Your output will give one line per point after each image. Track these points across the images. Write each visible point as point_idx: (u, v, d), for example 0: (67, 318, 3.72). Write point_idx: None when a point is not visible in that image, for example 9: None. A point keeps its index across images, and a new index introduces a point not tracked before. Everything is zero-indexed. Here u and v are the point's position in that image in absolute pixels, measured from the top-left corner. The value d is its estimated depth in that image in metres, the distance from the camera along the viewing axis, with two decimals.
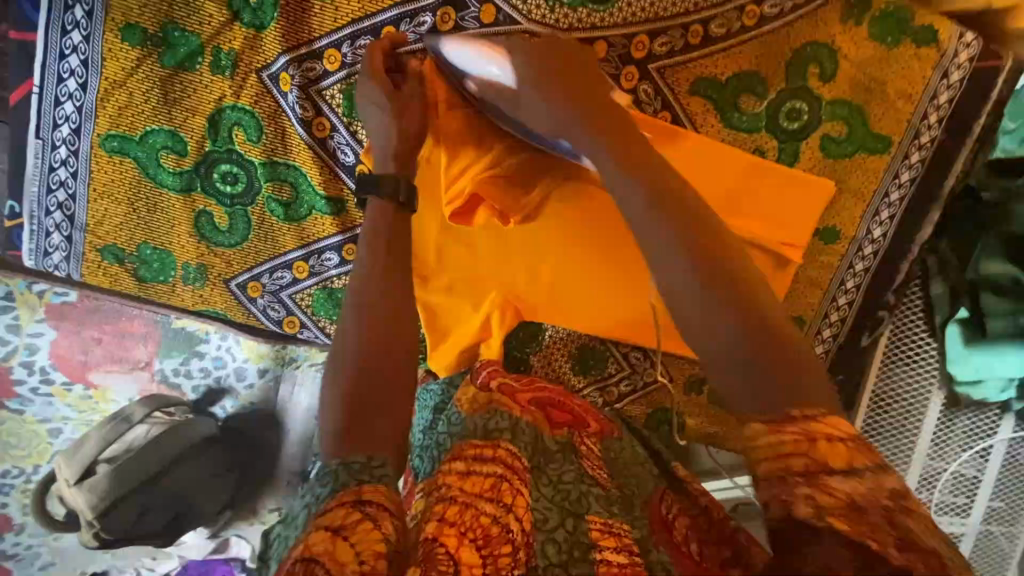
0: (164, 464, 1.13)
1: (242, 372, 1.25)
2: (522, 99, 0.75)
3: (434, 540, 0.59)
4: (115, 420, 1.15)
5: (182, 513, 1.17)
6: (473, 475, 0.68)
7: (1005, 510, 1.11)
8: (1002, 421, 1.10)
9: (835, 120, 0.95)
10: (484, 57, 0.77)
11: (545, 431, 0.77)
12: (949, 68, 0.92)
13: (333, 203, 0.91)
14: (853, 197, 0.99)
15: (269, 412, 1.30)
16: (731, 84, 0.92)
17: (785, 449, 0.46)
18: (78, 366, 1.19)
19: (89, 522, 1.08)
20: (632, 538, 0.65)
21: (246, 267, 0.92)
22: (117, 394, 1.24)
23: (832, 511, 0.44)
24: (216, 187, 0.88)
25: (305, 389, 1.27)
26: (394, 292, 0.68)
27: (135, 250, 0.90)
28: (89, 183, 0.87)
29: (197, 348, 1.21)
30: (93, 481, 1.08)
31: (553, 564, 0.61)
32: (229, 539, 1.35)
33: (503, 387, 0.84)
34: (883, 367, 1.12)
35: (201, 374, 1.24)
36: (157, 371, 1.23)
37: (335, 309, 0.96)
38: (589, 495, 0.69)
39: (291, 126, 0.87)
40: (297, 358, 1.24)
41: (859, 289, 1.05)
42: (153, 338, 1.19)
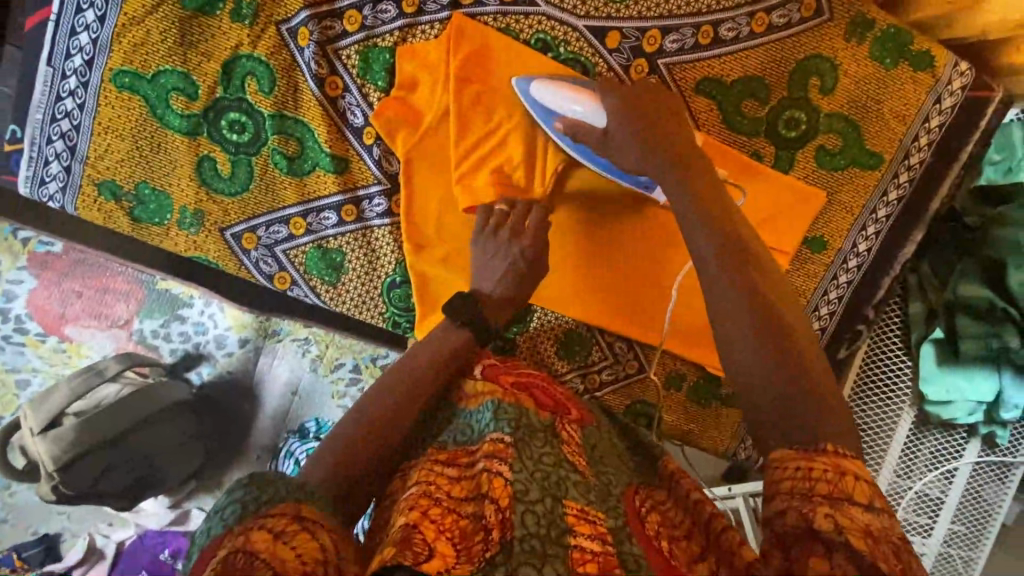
0: (137, 422, 1.07)
1: (223, 339, 1.22)
2: (612, 138, 0.81)
3: (413, 526, 0.57)
4: (87, 373, 1.07)
5: (146, 476, 1.11)
6: (463, 481, 0.66)
7: (965, 534, 1.13)
8: (968, 445, 1.13)
9: (831, 133, 0.98)
10: (571, 98, 0.84)
11: (530, 409, 0.75)
12: (942, 94, 0.97)
13: (338, 162, 0.92)
14: (842, 211, 1.03)
15: (247, 383, 1.26)
16: (737, 87, 0.95)
17: (813, 474, 0.53)
18: (55, 317, 1.16)
19: (48, 474, 0.98)
20: (607, 527, 0.64)
21: (244, 217, 0.92)
22: (92, 349, 1.19)
23: (851, 530, 0.49)
24: (221, 134, 0.89)
25: (285, 363, 1.25)
26: (428, 381, 0.79)
27: (133, 188, 0.90)
28: (95, 116, 0.87)
29: (180, 312, 1.19)
30: (58, 433, 0.98)
31: (530, 534, 0.60)
32: (190, 511, 1.30)
33: (488, 372, 0.80)
34: (859, 378, 1.15)
35: (180, 339, 1.21)
36: (135, 331, 1.19)
37: (327, 269, 0.96)
38: (567, 481, 0.68)
39: (303, 80, 0.89)
40: (280, 331, 1.23)
41: (840, 301, 1.07)
42: (136, 296, 1.17)
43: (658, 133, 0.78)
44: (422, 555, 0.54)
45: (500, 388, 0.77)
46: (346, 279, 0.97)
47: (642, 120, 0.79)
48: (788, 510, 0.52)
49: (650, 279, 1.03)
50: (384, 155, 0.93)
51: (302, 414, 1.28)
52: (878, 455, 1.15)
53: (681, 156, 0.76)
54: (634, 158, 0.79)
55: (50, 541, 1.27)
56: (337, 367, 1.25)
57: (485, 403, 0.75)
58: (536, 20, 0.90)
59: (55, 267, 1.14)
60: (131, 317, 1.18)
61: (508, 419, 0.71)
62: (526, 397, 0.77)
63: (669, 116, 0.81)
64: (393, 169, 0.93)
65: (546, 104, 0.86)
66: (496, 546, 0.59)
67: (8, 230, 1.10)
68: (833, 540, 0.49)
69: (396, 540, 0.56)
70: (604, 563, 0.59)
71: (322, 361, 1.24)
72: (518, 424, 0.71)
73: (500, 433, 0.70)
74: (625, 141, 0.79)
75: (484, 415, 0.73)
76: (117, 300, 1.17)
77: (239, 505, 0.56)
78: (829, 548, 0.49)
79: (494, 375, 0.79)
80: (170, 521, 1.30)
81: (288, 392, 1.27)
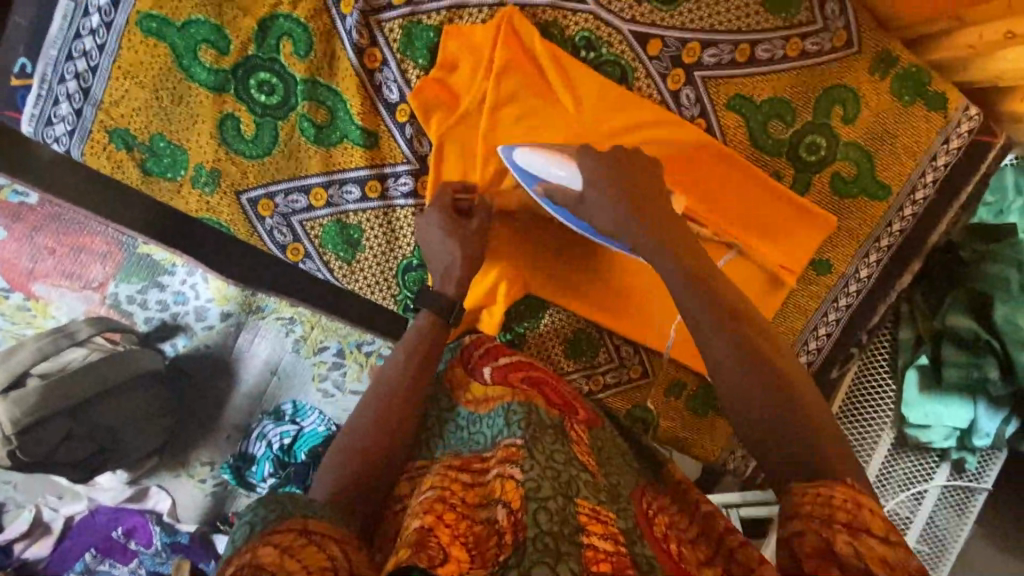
0: (99, 391, 0.97)
1: (203, 312, 1.06)
2: (587, 202, 0.82)
3: (428, 530, 0.56)
4: (55, 334, 0.98)
5: (109, 449, 1.02)
6: (476, 488, 0.65)
7: (927, 553, 1.19)
8: (939, 468, 1.18)
9: (848, 161, 1.02)
10: (551, 160, 0.84)
11: (540, 406, 0.74)
12: (951, 135, 1.01)
13: (367, 136, 0.91)
14: (849, 236, 1.06)
15: (222, 360, 1.10)
16: (764, 107, 0.98)
17: (833, 502, 0.54)
18: (22, 274, 0.97)
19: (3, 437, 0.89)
20: (619, 528, 0.61)
21: (262, 182, 0.92)
22: (59, 310, 1.00)
23: (872, 556, 0.50)
24: (249, 93, 0.88)
25: (266, 342, 1.10)
26: (411, 390, 0.77)
27: (148, 140, 0.89)
28: (114, 60, 0.85)
29: (159, 279, 1.01)
30: (21, 395, 0.90)
31: (544, 532, 0.56)
32: (149, 488, 1.15)
33: (497, 376, 0.80)
34: (841, 412, 1.19)
35: (157, 307, 1.04)
36: (109, 295, 1.01)
37: (343, 245, 0.96)
38: (578, 480, 0.64)
39: (343, 49, 0.87)
40: (265, 308, 1.07)
41: (837, 324, 1.11)
42: (114, 259, 0.98)
43: (628, 190, 0.79)
44: (436, 559, 0.53)
45: (511, 388, 0.77)
46: (361, 257, 0.96)
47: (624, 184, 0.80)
48: (806, 532, 0.54)
49: (646, 282, 1.03)
50: (416, 134, 0.92)
51: (278, 396, 1.14)
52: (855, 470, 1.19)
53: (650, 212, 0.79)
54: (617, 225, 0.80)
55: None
56: (320, 350, 1.11)
57: (497, 409, 0.74)
58: (582, 17, 0.90)
59: (28, 219, 0.93)
60: (108, 279, 0.99)
61: (518, 421, 0.70)
62: (534, 393, 0.76)
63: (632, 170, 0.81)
64: (422, 150, 0.92)
65: (530, 169, 0.86)
66: (509, 549, 0.55)
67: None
68: (849, 562, 0.50)
69: (411, 543, 0.54)
70: (618, 561, 0.56)
71: (305, 341, 1.10)
72: (527, 422, 0.70)
73: (512, 438, 0.69)
74: (602, 204, 0.80)
75: (496, 421, 0.73)
76: (92, 261, 0.98)
77: (251, 523, 0.56)
78: (844, 569, 0.50)
79: (503, 377, 0.79)
80: (125, 498, 1.14)
81: (268, 370, 1.13)
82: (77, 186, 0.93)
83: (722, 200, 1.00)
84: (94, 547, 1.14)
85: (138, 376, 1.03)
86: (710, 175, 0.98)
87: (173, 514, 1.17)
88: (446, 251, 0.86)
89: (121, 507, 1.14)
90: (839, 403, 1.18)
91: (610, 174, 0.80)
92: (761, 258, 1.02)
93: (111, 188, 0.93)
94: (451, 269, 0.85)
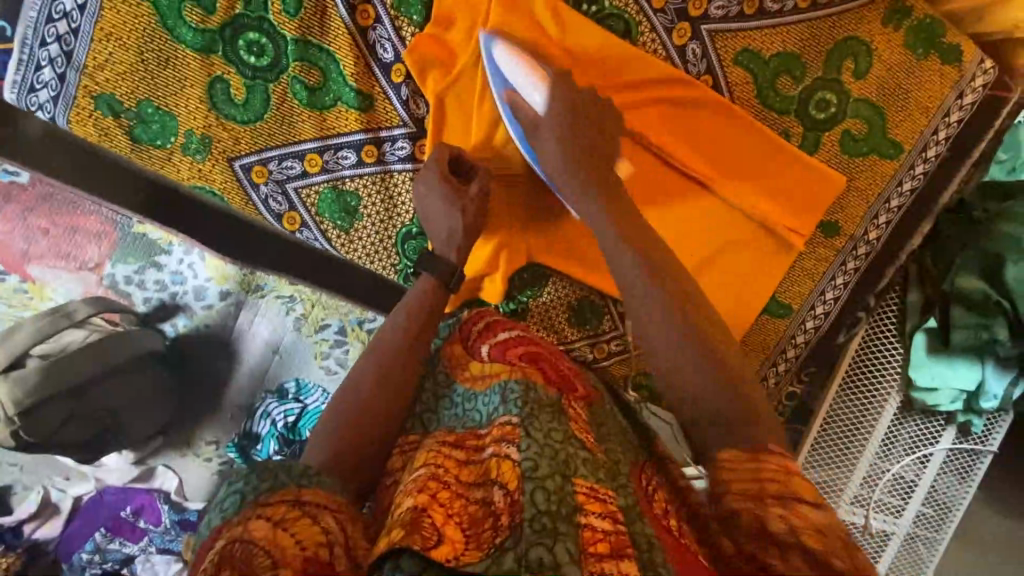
0: (101, 370, 1.01)
1: (202, 291, 1.09)
2: (540, 128, 0.82)
3: (421, 510, 0.54)
4: (53, 315, 1.02)
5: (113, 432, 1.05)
6: (471, 466, 0.63)
7: (931, 516, 1.19)
8: (944, 432, 1.17)
9: (858, 118, 0.99)
10: (529, 78, 0.82)
11: (539, 384, 0.71)
12: (965, 90, 0.98)
13: (362, 98, 0.88)
14: (858, 197, 1.03)
15: (222, 339, 1.12)
16: (773, 63, 0.95)
17: (762, 474, 0.57)
18: (17, 255, 1.01)
19: (8, 417, 0.94)
20: (618, 506, 0.59)
21: (256, 148, 0.89)
22: (57, 292, 1.05)
23: (805, 530, 0.52)
24: (238, 55, 0.84)
25: (266, 320, 1.12)
26: (410, 356, 0.76)
27: (135, 106, 0.86)
28: (97, 20, 0.81)
29: (157, 259, 1.06)
30: (22, 374, 0.95)
31: (541, 513, 0.53)
32: (155, 468, 1.14)
33: (495, 353, 0.79)
34: (830, 412, 1.18)
35: (155, 287, 1.08)
36: (106, 275, 1.05)
37: (341, 213, 0.93)
38: (575, 458, 0.61)
39: (333, 6, 0.83)
40: (265, 286, 1.11)
41: (845, 287, 1.09)
42: (110, 238, 1.04)
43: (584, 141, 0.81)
44: (431, 540, 0.52)
45: (509, 366, 0.75)
46: (360, 225, 0.94)
47: (585, 128, 0.81)
48: (743, 511, 0.55)
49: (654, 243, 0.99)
50: (412, 96, 0.89)
51: (279, 375, 1.14)
52: (854, 458, 1.17)
53: (589, 162, 0.80)
54: (550, 155, 0.81)
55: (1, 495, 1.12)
56: (322, 328, 1.13)
57: (493, 388, 0.73)
58: None
59: (20, 199, 1.00)
60: (104, 260, 1.04)
61: (516, 399, 0.68)
62: (531, 369, 0.74)
63: (600, 136, 0.82)
64: (419, 113, 0.90)
65: (504, 72, 0.83)
66: (506, 530, 0.53)
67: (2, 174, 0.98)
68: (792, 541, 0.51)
69: (405, 522, 0.53)
70: (616, 542, 0.54)
71: (306, 319, 1.13)
72: (525, 400, 0.67)
73: (507, 416, 0.66)
74: (553, 141, 0.81)
75: (492, 399, 0.71)
76: (87, 241, 1.03)
77: (240, 492, 0.55)
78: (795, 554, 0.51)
79: (502, 355, 0.77)
80: (132, 478, 1.14)
81: (269, 350, 1.14)
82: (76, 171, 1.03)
83: (725, 159, 0.97)
84: (104, 526, 1.14)
85: (135, 357, 1.05)
86: (724, 136, 0.95)
87: (180, 494, 1.16)
88: (444, 215, 0.85)
89: (128, 487, 1.14)
90: (835, 392, 1.17)
91: (576, 120, 0.81)
92: (766, 220, 1.00)
93: (113, 171, 1.04)
94: (454, 233, 0.84)
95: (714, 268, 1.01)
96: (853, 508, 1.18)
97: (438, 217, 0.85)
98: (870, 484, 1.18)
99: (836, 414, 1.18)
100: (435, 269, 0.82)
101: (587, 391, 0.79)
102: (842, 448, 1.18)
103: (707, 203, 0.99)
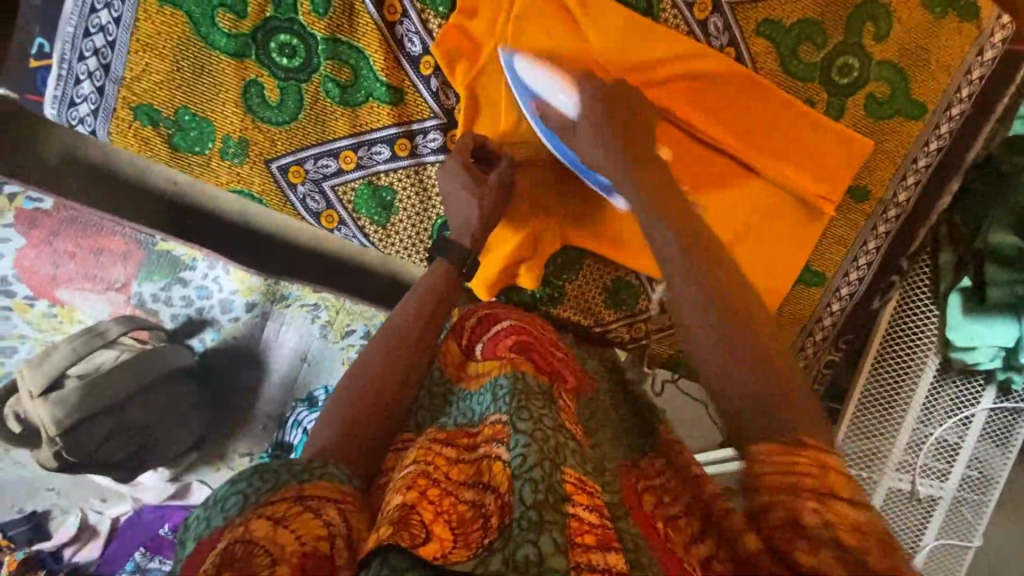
0: (133, 389, 1.05)
1: (228, 304, 1.12)
2: (579, 132, 0.81)
3: (410, 507, 0.52)
4: (86, 335, 1.05)
5: (148, 448, 1.08)
6: (461, 465, 0.62)
7: (977, 478, 1.16)
8: (984, 392, 1.15)
9: (881, 81, 0.99)
10: (555, 84, 0.83)
11: (528, 373, 0.69)
12: (984, 46, 0.99)
13: (393, 92, 0.89)
14: (886, 159, 1.04)
15: (248, 350, 1.14)
16: (794, 31, 0.96)
17: (798, 468, 0.51)
18: (45, 280, 1.01)
19: (51, 438, 1.02)
20: (604, 500, 0.58)
21: (291, 148, 0.90)
22: (86, 314, 1.05)
23: (839, 524, 0.48)
24: (270, 56, 0.86)
25: (293, 330, 1.16)
26: (419, 344, 0.75)
27: (173, 114, 0.87)
28: (133, 33, 0.83)
29: (181, 275, 1.08)
30: (62, 395, 1.01)
31: (529, 509, 0.52)
32: (191, 484, 1.18)
33: (487, 352, 0.77)
34: (866, 386, 1.17)
35: (182, 304, 1.09)
36: (133, 295, 1.06)
37: (377, 208, 0.94)
38: (565, 448, 0.59)
39: (361, 3, 0.85)
40: (288, 296, 1.15)
41: (878, 251, 1.09)
42: (134, 258, 1.05)
43: (618, 126, 0.79)
44: (419, 538, 0.50)
45: (498, 362, 0.73)
46: (397, 219, 0.95)
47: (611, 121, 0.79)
48: (775, 505, 0.51)
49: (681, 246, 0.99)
50: (442, 88, 0.90)
51: (309, 382, 1.19)
52: (894, 425, 1.16)
53: (634, 152, 0.77)
54: (594, 151, 0.80)
55: (39, 518, 1.12)
56: (348, 333, 1.19)
57: (486, 385, 0.71)
58: None
59: (45, 224, 1.00)
60: (130, 279, 1.05)
61: (505, 395, 0.66)
62: (521, 360, 0.72)
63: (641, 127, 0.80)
64: (449, 103, 0.91)
65: (527, 81, 0.84)
66: (495, 532, 0.52)
67: None
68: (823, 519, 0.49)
69: (393, 519, 0.50)
70: (603, 536, 0.53)
71: (332, 327, 1.18)
72: (514, 393, 0.65)
73: (500, 414, 0.65)
74: (591, 140, 0.80)
75: (485, 398, 0.70)
76: (113, 261, 1.04)
77: (243, 494, 0.53)
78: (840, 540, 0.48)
79: (492, 351, 0.76)
80: (169, 495, 1.17)
81: (297, 358, 1.18)
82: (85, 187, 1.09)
83: (752, 131, 0.97)
84: (143, 545, 1.16)
85: (167, 373, 1.08)
86: (750, 107, 0.96)
87: None
88: (464, 202, 0.86)
89: (165, 504, 1.17)
90: (874, 354, 1.16)
91: (607, 109, 0.80)
92: (797, 187, 0.99)
93: (125, 186, 1.10)
94: (470, 220, 0.85)
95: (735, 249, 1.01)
96: (898, 475, 1.16)
97: (457, 202, 0.86)
98: (914, 449, 1.16)
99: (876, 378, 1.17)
100: (448, 255, 0.82)
101: (578, 383, 0.77)
102: (884, 413, 1.17)
103: (738, 175, 0.99)
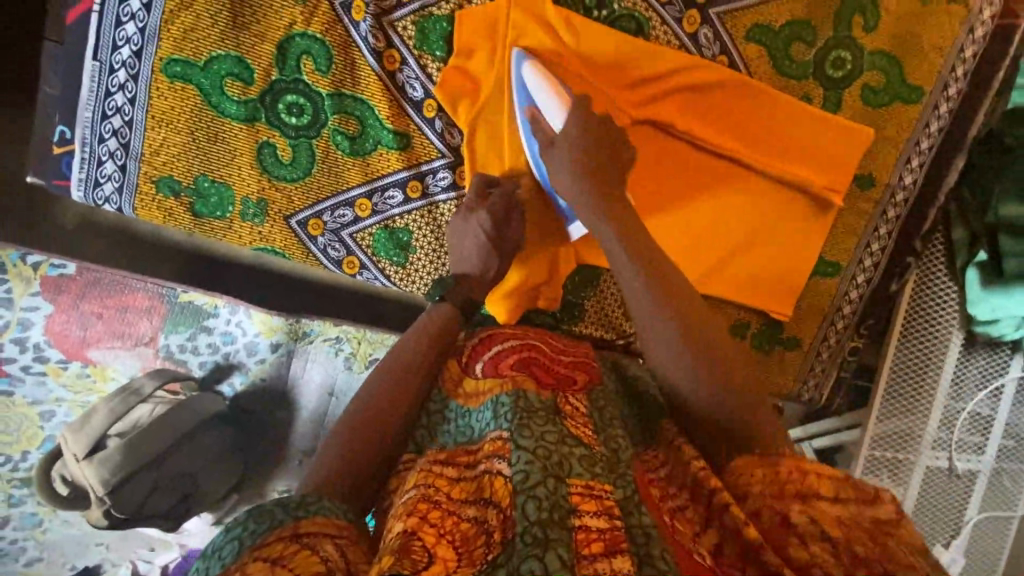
0: (171, 441, 1.04)
1: (254, 347, 1.15)
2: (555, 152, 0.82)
3: (412, 533, 0.51)
4: (122, 393, 1.06)
5: (192, 496, 1.08)
6: (463, 483, 0.61)
7: (1014, 447, 1.15)
8: (1012, 361, 1.14)
9: (875, 70, 1.00)
10: (547, 88, 0.84)
11: (530, 390, 0.68)
12: (975, 24, 1.00)
13: (400, 137, 0.91)
14: (888, 145, 1.04)
15: (281, 390, 1.17)
16: (784, 32, 0.97)
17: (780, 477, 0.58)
18: (76, 343, 1.07)
19: (99, 497, 0.98)
20: (614, 500, 0.57)
21: (308, 203, 0.93)
22: (117, 372, 1.10)
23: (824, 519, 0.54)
24: (280, 117, 0.89)
25: (318, 365, 1.17)
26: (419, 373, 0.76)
27: (192, 181, 0.90)
28: (148, 110, 0.87)
29: (205, 323, 1.12)
30: (105, 455, 0.98)
31: (533, 524, 0.51)
32: None
33: (488, 370, 0.76)
34: (894, 369, 1.15)
35: (209, 350, 1.14)
36: (161, 347, 1.11)
37: (395, 249, 0.97)
38: (571, 457, 0.59)
39: (361, 56, 0.87)
40: (311, 333, 1.17)
41: (890, 235, 1.10)
42: (158, 311, 1.10)
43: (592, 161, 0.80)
44: (421, 563, 0.49)
45: (500, 379, 0.72)
46: (414, 258, 0.97)
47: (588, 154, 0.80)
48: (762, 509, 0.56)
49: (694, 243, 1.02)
50: (446, 127, 0.92)
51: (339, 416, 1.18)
52: (927, 404, 1.15)
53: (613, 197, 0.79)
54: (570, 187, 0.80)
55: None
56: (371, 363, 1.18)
57: (486, 402, 0.70)
58: None
59: (71, 289, 1.06)
60: (157, 332, 1.11)
61: (506, 413, 0.65)
62: (524, 378, 0.71)
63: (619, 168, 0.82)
64: (455, 142, 0.93)
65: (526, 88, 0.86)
66: (498, 547, 0.52)
67: (16, 255, 1.03)
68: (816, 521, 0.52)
69: (393, 548, 0.49)
70: (611, 540, 0.53)
71: (356, 357, 1.18)
72: (515, 411, 0.64)
73: (500, 430, 0.63)
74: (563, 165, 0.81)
75: (485, 414, 0.68)
76: (139, 318, 1.09)
77: (239, 538, 0.53)
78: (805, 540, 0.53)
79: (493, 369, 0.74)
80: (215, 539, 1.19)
81: (325, 393, 1.18)
82: (105, 251, 1.14)
83: (753, 135, 0.99)
84: None
85: (207, 418, 1.09)
86: (749, 111, 0.97)
87: None
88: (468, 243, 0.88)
89: None
90: (898, 341, 1.15)
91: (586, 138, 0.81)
92: (800, 182, 1.01)
93: (144, 249, 1.15)
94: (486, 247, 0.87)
95: (734, 264, 1.04)
96: (935, 452, 1.16)
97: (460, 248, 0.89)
98: (948, 425, 1.15)
99: (902, 366, 1.15)
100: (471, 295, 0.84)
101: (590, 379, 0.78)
102: (914, 395, 1.16)
103: (743, 179, 1.01)
